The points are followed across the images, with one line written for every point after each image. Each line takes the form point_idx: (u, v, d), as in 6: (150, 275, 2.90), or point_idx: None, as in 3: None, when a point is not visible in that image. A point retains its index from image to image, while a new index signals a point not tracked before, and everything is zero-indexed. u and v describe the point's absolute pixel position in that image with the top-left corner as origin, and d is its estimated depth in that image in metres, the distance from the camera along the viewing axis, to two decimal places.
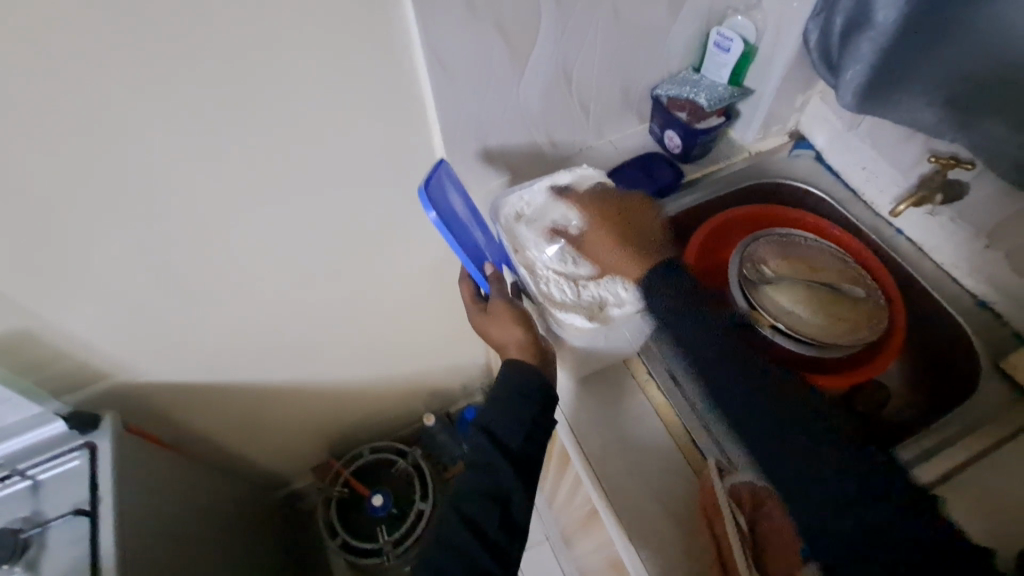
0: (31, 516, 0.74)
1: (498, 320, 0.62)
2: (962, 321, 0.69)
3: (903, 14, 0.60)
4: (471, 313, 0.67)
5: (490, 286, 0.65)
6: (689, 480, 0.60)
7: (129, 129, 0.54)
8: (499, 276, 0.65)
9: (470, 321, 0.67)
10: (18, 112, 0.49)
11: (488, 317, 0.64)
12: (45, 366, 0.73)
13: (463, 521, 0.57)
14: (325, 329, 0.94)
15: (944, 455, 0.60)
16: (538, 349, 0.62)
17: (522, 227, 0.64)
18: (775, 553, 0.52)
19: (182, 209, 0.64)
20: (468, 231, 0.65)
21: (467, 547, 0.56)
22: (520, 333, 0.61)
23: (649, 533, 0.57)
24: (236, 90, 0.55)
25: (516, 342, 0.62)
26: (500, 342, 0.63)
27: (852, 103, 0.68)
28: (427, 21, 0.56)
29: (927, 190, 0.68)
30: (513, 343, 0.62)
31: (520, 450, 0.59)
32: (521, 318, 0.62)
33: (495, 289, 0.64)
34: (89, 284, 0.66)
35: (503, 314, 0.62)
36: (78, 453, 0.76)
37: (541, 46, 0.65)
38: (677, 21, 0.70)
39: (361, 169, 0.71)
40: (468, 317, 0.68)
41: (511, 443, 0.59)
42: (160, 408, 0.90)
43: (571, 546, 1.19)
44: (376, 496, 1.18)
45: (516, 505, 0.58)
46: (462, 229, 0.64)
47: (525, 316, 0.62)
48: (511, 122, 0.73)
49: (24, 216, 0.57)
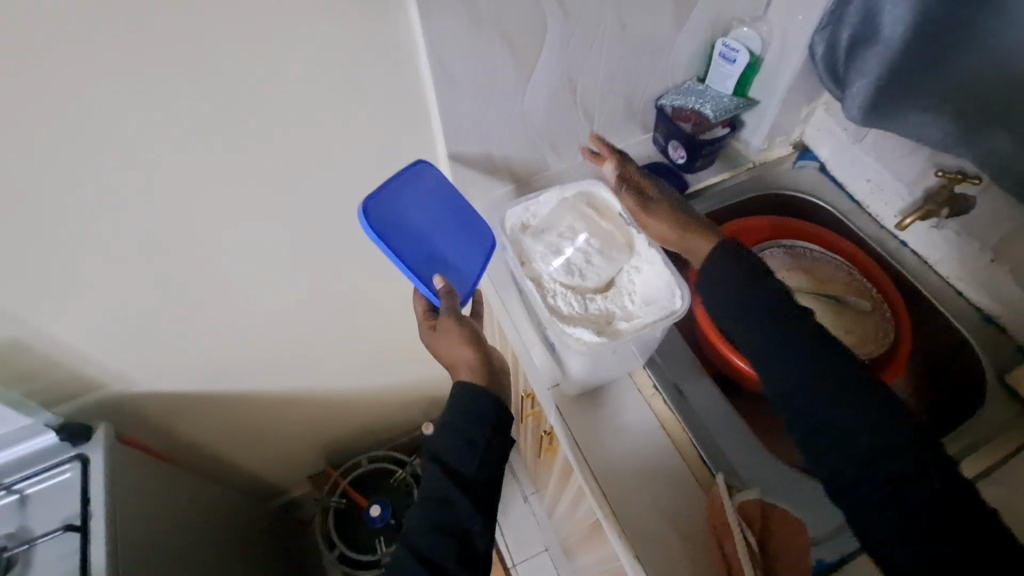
0: (16, 533, 0.71)
1: (447, 338, 0.64)
2: (967, 336, 0.68)
3: (908, 29, 0.60)
4: (422, 329, 0.68)
5: (439, 300, 0.63)
6: (697, 497, 0.58)
7: (124, 134, 0.53)
8: (449, 290, 0.63)
9: (420, 337, 0.68)
10: (9, 117, 0.48)
11: (438, 334, 0.65)
12: (35, 377, 0.71)
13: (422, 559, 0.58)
14: (325, 338, 0.93)
15: (985, 452, 0.60)
16: (486, 367, 0.65)
17: (529, 240, 0.63)
18: (787, 571, 0.50)
19: (179, 217, 0.63)
20: (423, 242, 0.64)
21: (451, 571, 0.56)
22: (468, 353, 0.64)
23: (657, 552, 0.56)
24: (236, 94, 0.54)
25: (463, 360, 0.65)
26: (448, 360, 0.66)
27: (859, 115, 0.68)
28: (432, 29, 0.56)
29: (933, 204, 0.67)
30: (461, 361, 0.65)
31: (474, 475, 0.62)
32: (469, 337, 0.65)
33: (442, 306, 0.63)
34: (83, 291, 0.65)
35: (450, 331, 0.64)
36: (69, 465, 0.74)
37: (545, 56, 0.64)
38: (681, 32, 0.69)
39: (364, 177, 0.70)
40: (419, 331, 0.69)
41: (470, 471, 0.61)
42: (155, 418, 0.88)
43: (572, 557, 1.18)
44: (375, 507, 1.15)
45: (477, 535, 0.60)
46: (414, 241, 0.63)
47: (472, 335, 0.65)
48: (515, 132, 0.72)
49: (15, 224, 0.55)
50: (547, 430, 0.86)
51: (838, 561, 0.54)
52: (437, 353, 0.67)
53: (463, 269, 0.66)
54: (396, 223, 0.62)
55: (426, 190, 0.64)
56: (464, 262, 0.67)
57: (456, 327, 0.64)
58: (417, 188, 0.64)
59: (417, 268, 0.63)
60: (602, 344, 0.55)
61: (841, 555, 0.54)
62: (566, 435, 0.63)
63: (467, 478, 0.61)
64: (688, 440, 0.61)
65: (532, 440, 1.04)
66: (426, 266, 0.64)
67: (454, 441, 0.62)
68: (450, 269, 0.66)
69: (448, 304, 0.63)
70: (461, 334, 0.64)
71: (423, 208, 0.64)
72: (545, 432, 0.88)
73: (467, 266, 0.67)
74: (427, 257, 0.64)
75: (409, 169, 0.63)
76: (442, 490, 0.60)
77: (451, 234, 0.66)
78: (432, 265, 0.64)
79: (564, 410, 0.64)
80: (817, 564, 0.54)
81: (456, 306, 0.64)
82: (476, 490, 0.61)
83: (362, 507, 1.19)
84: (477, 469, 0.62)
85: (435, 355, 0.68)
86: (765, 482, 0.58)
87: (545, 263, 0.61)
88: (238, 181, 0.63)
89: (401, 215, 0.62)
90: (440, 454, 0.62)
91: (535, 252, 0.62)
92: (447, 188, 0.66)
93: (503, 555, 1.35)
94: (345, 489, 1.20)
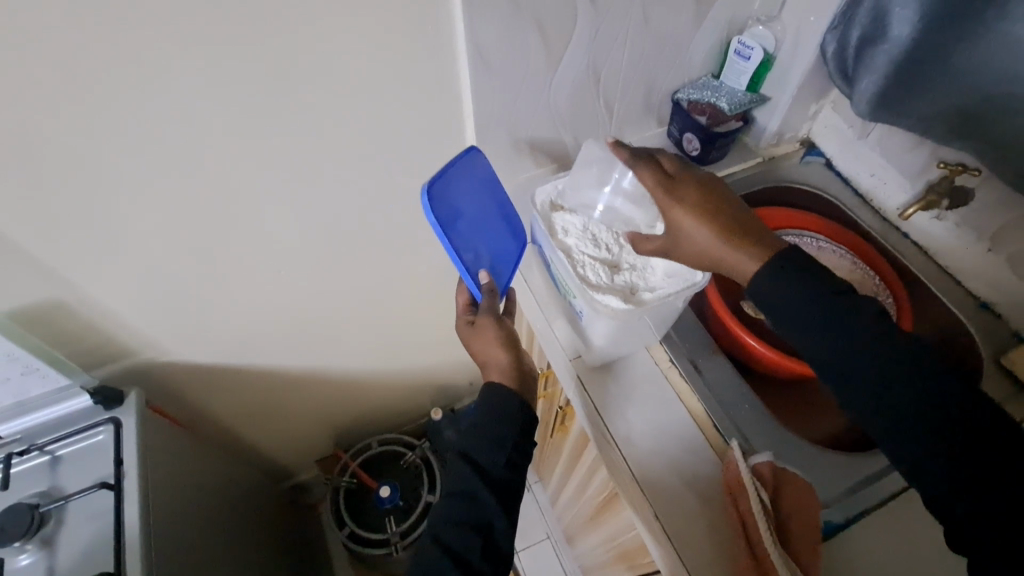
0: (48, 491, 0.74)
1: (484, 337, 0.65)
2: (965, 320, 0.73)
3: (916, 29, 0.65)
4: (459, 323, 0.69)
5: (481, 296, 0.65)
6: (713, 463, 0.62)
7: (180, 107, 0.56)
8: (492, 286, 0.65)
9: (457, 332, 0.69)
10: (77, 83, 0.50)
11: (478, 331, 0.66)
12: (75, 339, 0.74)
13: (445, 551, 0.57)
14: (347, 319, 0.96)
15: None
16: (517, 372, 0.65)
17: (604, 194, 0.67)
18: (798, 527, 0.54)
19: (222, 190, 0.66)
20: (469, 235, 0.64)
21: (472, 547, 0.58)
22: (503, 357, 0.65)
23: (676, 512, 0.59)
24: (287, 75, 0.57)
25: (497, 357, 0.65)
26: (481, 357, 0.67)
27: (867, 110, 0.72)
28: (472, 18, 0.59)
29: (935, 194, 0.70)
30: (494, 363, 0.66)
31: (501, 475, 0.61)
32: (505, 338, 0.66)
33: (483, 303, 0.65)
34: (127, 258, 0.68)
35: (487, 330, 0.65)
36: (103, 427, 0.78)
37: (574, 46, 0.68)
38: (700, 29, 0.73)
39: (396, 159, 0.73)
40: (456, 324, 0.69)
41: (498, 470, 0.61)
42: (180, 389, 0.91)
43: (575, 544, 1.19)
44: (385, 488, 1.19)
45: (499, 533, 0.59)
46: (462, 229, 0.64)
47: (508, 337, 0.66)
48: (541, 120, 0.76)
49: (73, 187, 0.58)
50: (558, 409, 0.88)
51: (844, 523, 0.58)
52: (471, 350, 0.68)
53: (503, 262, 0.69)
54: (452, 211, 0.62)
55: (474, 177, 0.65)
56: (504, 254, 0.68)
57: (495, 326, 0.65)
58: (470, 173, 0.65)
59: (467, 259, 0.63)
60: (629, 311, 0.59)
61: (848, 516, 0.58)
62: (588, 406, 0.66)
63: (495, 476, 0.61)
64: (703, 410, 0.64)
65: (540, 426, 1.06)
66: (473, 260, 0.65)
67: (481, 434, 0.61)
68: (492, 261, 0.67)
69: (489, 301, 0.65)
70: (499, 327, 0.66)
71: (474, 197, 0.65)
72: (557, 411, 0.89)
73: (507, 259, 0.69)
74: (474, 249, 0.65)
75: (461, 154, 0.63)
76: (468, 486, 0.60)
77: (493, 224, 0.68)
78: (477, 256, 0.65)
79: (586, 380, 0.68)
80: (826, 525, 0.58)
81: (496, 305, 0.66)
82: (502, 487, 0.61)
83: (371, 488, 1.23)
84: (504, 469, 0.61)
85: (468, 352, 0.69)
86: (778, 450, 0.61)
87: (604, 221, 0.67)
88: (279, 157, 0.65)
89: (456, 203, 0.63)
90: (471, 454, 0.61)
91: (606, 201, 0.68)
92: (491, 177, 0.67)
93: None
94: (355, 471, 1.23)
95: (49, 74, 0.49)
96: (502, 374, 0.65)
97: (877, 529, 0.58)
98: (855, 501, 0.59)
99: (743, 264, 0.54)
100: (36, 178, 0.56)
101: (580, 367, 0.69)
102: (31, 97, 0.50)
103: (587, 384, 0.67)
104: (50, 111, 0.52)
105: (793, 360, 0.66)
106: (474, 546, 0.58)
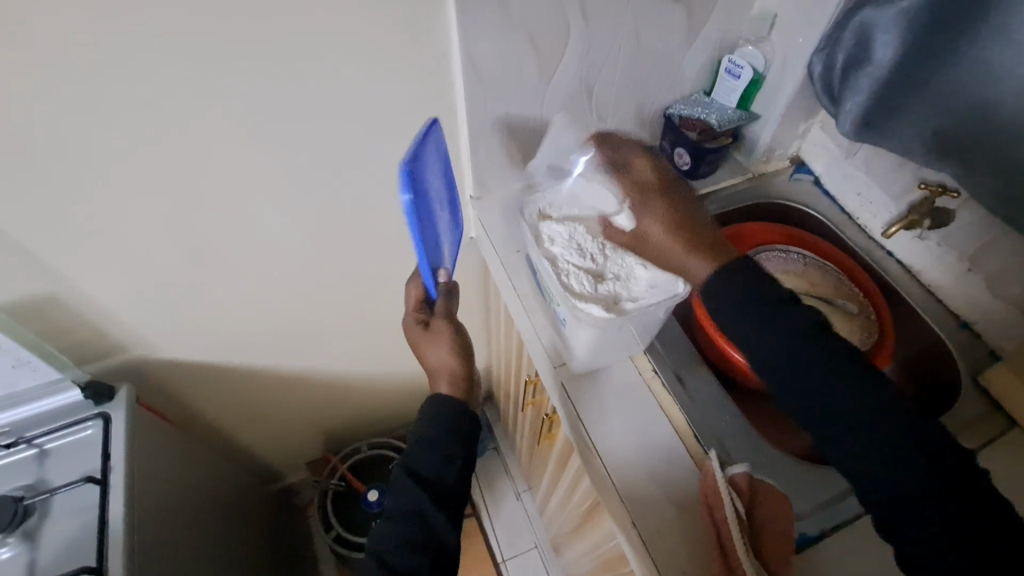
0: (33, 484, 0.76)
1: (439, 340, 0.67)
2: (944, 338, 0.74)
3: (898, 51, 0.65)
4: (409, 317, 0.70)
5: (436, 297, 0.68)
6: (690, 471, 0.63)
7: (173, 113, 0.58)
8: (448, 288, 0.68)
9: (405, 329, 0.69)
10: (76, 85, 0.52)
11: (434, 330, 0.68)
12: (67, 335, 0.75)
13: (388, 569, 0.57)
14: (338, 324, 0.97)
15: None
16: (465, 382, 0.68)
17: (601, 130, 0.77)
18: (772, 539, 0.55)
19: (216, 190, 0.67)
20: (433, 223, 0.62)
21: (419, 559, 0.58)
22: (455, 363, 0.67)
23: (654, 518, 0.60)
24: (281, 82, 0.59)
25: (435, 356, 0.67)
26: (418, 350, 0.69)
27: (851, 130, 0.73)
28: (464, 30, 0.61)
29: (917, 214, 0.73)
30: (444, 369, 0.67)
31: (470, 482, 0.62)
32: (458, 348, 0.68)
33: (439, 304, 0.68)
34: (119, 260, 0.70)
35: (442, 335, 0.67)
36: (92, 422, 0.79)
37: (567, 60, 0.70)
38: (692, 46, 0.75)
39: (391, 167, 0.75)
40: (405, 318, 0.70)
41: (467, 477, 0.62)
42: (171, 387, 0.92)
43: (561, 554, 1.20)
44: (371, 493, 1.20)
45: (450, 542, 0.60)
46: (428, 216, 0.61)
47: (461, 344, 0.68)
48: (532, 131, 0.77)
49: (71, 183, 0.60)
50: (545, 417, 0.88)
51: (818, 534, 0.59)
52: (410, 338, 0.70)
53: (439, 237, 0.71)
54: (423, 195, 0.59)
55: (436, 155, 0.62)
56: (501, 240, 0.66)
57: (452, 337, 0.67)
58: (434, 154, 0.62)
59: (434, 256, 0.63)
60: (609, 319, 0.61)
61: (822, 528, 0.59)
62: (571, 413, 0.67)
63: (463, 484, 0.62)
64: (683, 419, 0.66)
65: (529, 434, 1.07)
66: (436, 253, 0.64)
67: (436, 447, 0.62)
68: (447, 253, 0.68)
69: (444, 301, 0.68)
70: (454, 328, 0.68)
71: (437, 185, 0.64)
72: (544, 419, 0.89)
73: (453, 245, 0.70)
74: (436, 242, 0.64)
75: (427, 129, 0.59)
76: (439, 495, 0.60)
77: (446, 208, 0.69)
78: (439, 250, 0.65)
79: (568, 387, 0.69)
80: (800, 536, 0.59)
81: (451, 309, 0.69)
82: None
83: (359, 492, 1.24)
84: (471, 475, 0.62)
85: (415, 351, 0.70)
86: (756, 462, 0.62)
87: (590, 231, 0.69)
88: (274, 162, 0.67)
89: (426, 185, 0.60)
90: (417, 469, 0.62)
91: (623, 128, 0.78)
92: (444, 156, 0.65)
93: (492, 551, 1.37)
94: (343, 474, 1.25)
95: (51, 77, 0.51)
96: (450, 380, 0.67)
97: (851, 543, 0.59)
98: (830, 513, 0.60)
99: (693, 269, 0.59)
100: (36, 175, 0.58)
101: (557, 375, 0.70)
102: (33, 94, 0.52)
103: (566, 393, 0.68)
104: (46, 115, 0.53)
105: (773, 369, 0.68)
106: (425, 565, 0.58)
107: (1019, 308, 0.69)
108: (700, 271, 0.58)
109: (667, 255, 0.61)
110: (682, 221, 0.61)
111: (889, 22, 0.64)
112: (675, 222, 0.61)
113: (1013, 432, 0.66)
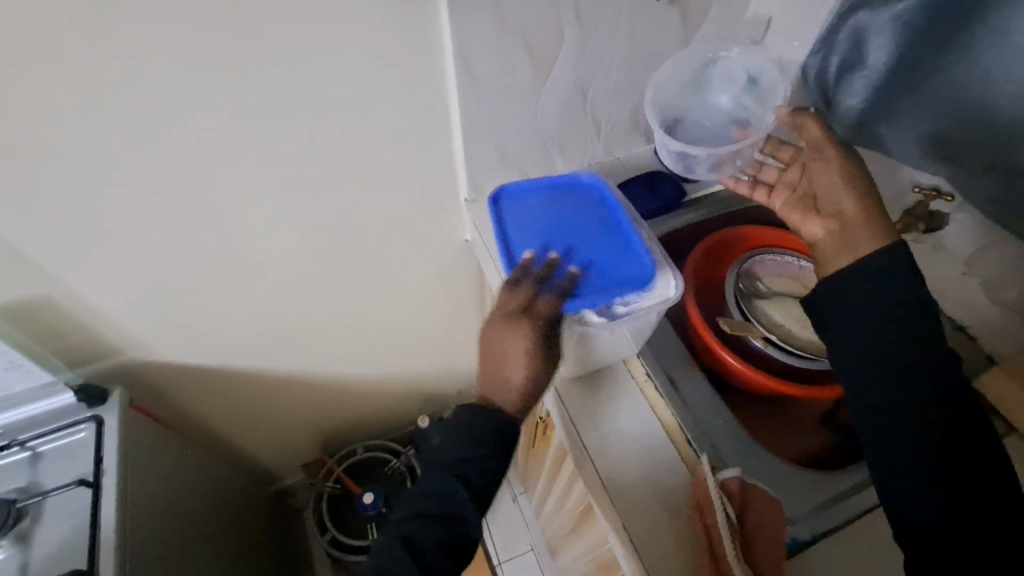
0: (27, 486, 0.76)
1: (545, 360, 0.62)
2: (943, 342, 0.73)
3: (890, 55, 0.67)
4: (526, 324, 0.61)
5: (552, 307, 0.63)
6: (682, 475, 0.62)
7: (166, 117, 0.58)
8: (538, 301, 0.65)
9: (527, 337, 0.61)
10: (66, 88, 0.52)
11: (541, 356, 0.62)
12: (59, 337, 0.75)
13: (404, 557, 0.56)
14: (332, 327, 0.97)
15: None
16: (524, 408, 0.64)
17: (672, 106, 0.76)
18: (762, 543, 0.55)
19: (210, 193, 0.67)
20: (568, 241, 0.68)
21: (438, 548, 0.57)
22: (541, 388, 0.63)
23: (645, 521, 0.60)
24: (275, 86, 0.59)
25: (526, 384, 0.61)
26: (496, 371, 0.63)
27: (844, 131, 0.76)
28: (458, 33, 0.61)
29: (912, 219, 0.69)
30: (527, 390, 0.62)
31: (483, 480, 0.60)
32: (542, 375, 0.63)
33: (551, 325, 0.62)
34: (111, 263, 0.70)
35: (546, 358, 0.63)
36: (85, 425, 0.79)
37: (562, 63, 0.70)
38: (685, 51, 0.75)
39: (386, 170, 0.75)
40: (521, 324, 0.61)
41: None
42: (166, 389, 0.92)
43: (557, 556, 1.20)
44: (367, 495, 1.20)
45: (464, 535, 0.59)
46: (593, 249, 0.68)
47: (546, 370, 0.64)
48: (528, 133, 0.77)
49: (63, 186, 0.59)
50: (540, 420, 0.88)
51: (810, 539, 0.59)
52: (485, 354, 0.64)
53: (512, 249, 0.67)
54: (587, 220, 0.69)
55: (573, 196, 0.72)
56: (622, 271, 0.64)
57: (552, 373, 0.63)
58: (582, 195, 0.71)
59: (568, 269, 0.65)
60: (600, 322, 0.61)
61: (814, 533, 0.59)
62: (564, 418, 0.67)
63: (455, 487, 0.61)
64: (675, 422, 0.65)
65: (524, 437, 1.07)
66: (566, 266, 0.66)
67: (462, 449, 0.59)
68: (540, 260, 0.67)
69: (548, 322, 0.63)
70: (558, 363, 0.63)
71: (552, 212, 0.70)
72: (539, 422, 0.89)
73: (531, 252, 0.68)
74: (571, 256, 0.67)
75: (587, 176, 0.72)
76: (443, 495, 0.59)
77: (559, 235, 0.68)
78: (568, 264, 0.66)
79: (565, 395, 0.68)
80: (791, 541, 0.58)
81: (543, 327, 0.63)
82: None
83: (355, 494, 1.24)
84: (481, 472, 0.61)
85: (511, 356, 0.62)
86: (748, 465, 0.62)
87: None
88: (269, 165, 0.67)
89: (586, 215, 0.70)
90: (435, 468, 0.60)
91: (705, 108, 0.77)
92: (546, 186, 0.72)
93: (489, 554, 1.37)
94: (339, 476, 1.25)
95: (41, 80, 0.51)
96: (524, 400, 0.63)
97: (843, 548, 0.59)
98: (821, 517, 0.60)
99: (870, 238, 0.59)
100: (29, 177, 0.58)
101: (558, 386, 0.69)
102: (24, 98, 0.52)
103: (566, 403, 0.68)
104: (37, 120, 0.53)
105: (767, 376, 0.67)
106: (446, 567, 0.58)
107: (1013, 312, 0.69)
108: (879, 242, 0.58)
109: (852, 224, 0.61)
110: (864, 200, 0.63)
111: (882, 24, 0.65)
112: (865, 200, 0.62)
113: (1007, 436, 0.66)
